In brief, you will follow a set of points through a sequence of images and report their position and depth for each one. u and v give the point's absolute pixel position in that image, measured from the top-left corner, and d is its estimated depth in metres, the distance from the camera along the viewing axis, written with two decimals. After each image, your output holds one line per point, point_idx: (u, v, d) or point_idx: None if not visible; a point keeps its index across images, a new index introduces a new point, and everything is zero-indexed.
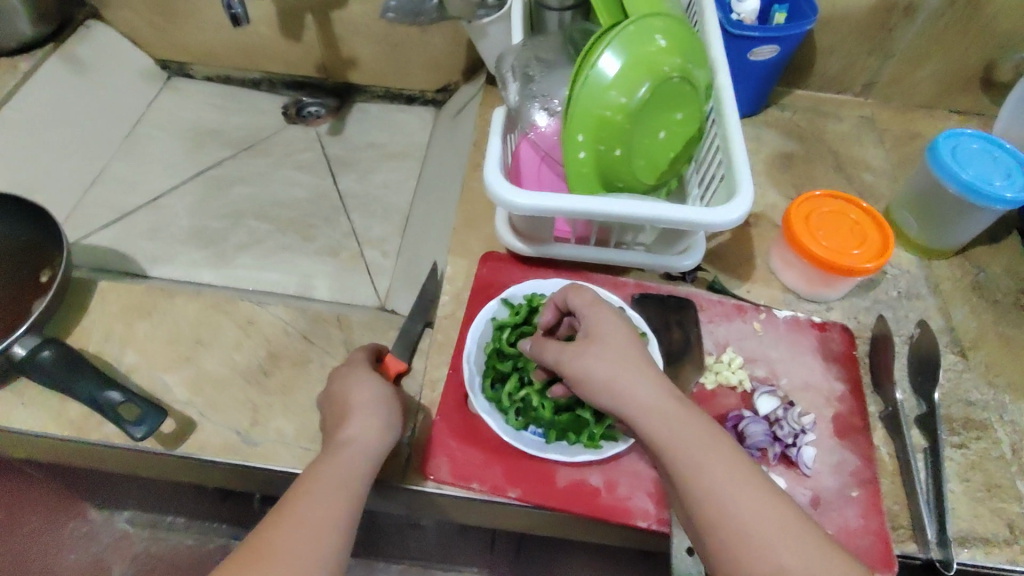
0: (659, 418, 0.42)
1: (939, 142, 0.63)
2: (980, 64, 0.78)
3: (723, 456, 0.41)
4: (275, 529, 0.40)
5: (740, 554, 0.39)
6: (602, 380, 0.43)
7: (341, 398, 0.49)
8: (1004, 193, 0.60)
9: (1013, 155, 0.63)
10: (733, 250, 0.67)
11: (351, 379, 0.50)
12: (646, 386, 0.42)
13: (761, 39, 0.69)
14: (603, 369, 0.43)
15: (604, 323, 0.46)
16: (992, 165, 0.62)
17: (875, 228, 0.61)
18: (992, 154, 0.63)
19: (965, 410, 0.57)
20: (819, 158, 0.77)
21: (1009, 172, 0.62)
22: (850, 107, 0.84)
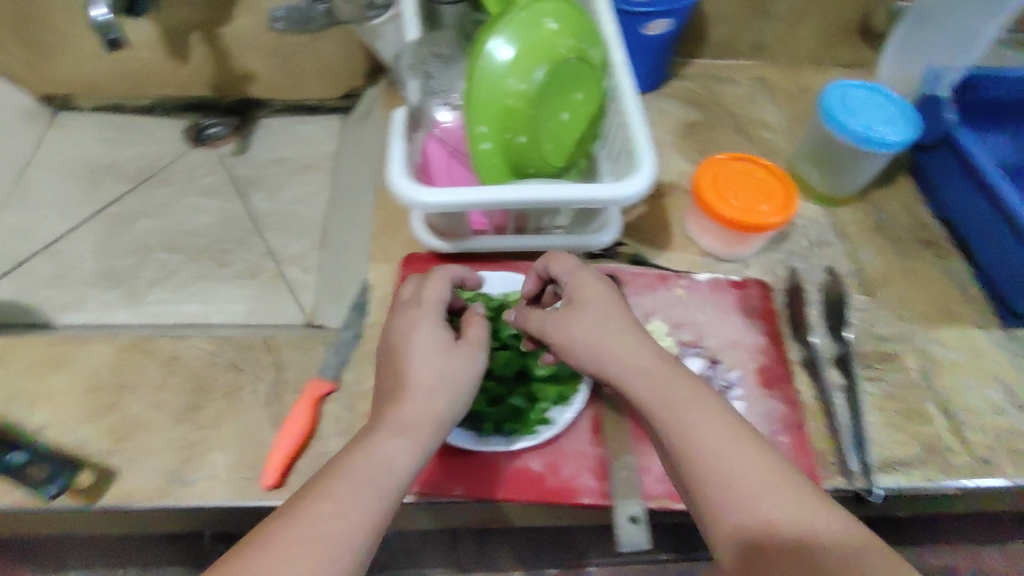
0: (647, 379, 0.43)
1: (827, 95, 0.66)
2: (855, 16, 0.82)
3: (709, 412, 0.42)
4: (282, 533, 0.38)
5: (721, 504, 0.39)
6: (586, 343, 0.45)
7: (399, 367, 0.44)
8: (887, 137, 0.63)
9: (897, 98, 0.67)
10: (650, 221, 0.68)
11: (414, 334, 0.45)
12: (630, 348, 0.44)
13: (652, 15, 0.71)
14: (585, 333, 0.45)
15: (590, 288, 0.47)
16: (876, 111, 0.66)
17: (779, 183, 0.63)
18: (879, 99, 0.67)
19: (878, 345, 0.61)
20: (720, 123, 0.80)
21: (895, 115, 0.65)
22: (742, 70, 0.87)
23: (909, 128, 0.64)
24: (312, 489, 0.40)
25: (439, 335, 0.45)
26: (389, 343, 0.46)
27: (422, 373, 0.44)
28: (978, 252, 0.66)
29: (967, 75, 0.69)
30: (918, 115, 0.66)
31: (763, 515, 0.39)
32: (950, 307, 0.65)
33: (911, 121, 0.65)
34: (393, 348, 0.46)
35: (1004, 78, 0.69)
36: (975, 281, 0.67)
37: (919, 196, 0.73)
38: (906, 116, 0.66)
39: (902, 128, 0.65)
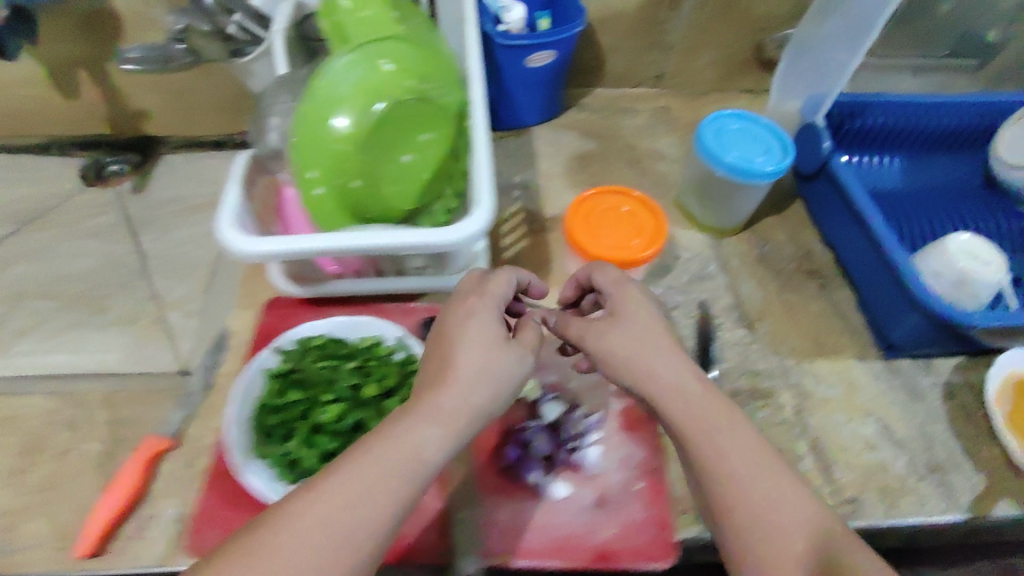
0: (679, 397, 0.43)
1: (703, 128, 0.65)
2: (749, 46, 0.83)
3: (742, 440, 0.42)
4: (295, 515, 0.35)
5: (751, 540, 0.39)
6: (623, 357, 0.45)
7: (448, 349, 0.43)
8: (764, 167, 0.62)
9: (773, 127, 0.66)
10: (531, 257, 0.67)
11: (467, 325, 0.44)
12: (671, 365, 0.44)
13: (533, 46, 0.70)
14: (625, 347, 0.45)
15: (632, 306, 0.47)
16: (752, 143, 0.65)
17: (650, 218, 0.62)
18: (754, 130, 0.66)
19: (751, 381, 0.59)
20: (615, 155, 0.79)
21: (768, 146, 0.65)
22: (644, 100, 0.87)
23: (781, 159, 0.64)
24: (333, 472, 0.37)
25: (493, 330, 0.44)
26: (439, 329, 0.45)
27: (465, 367, 0.42)
28: (857, 282, 0.66)
29: (853, 101, 0.72)
30: (792, 143, 0.65)
31: (779, 537, 0.39)
32: (827, 339, 0.64)
33: (784, 150, 0.64)
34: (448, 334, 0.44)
35: (888, 103, 0.72)
36: (856, 311, 0.66)
37: (808, 226, 0.73)
38: (781, 146, 0.65)
39: (776, 159, 0.64)
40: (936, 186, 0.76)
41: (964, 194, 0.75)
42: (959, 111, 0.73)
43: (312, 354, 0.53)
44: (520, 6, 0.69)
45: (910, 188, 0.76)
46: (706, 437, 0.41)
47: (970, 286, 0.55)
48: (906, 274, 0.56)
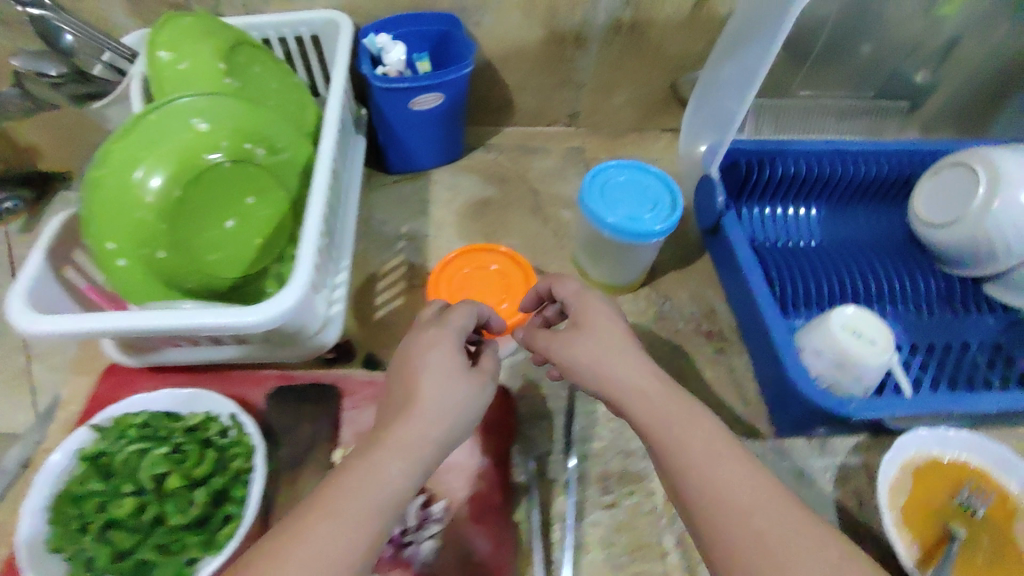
0: (637, 397, 0.40)
1: (587, 183, 0.61)
2: (665, 84, 0.78)
3: (703, 431, 0.38)
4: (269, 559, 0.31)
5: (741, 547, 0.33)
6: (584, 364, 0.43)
7: (409, 377, 0.40)
8: (653, 226, 0.57)
9: (663, 178, 0.61)
10: (404, 317, 0.62)
11: (428, 359, 0.42)
12: (627, 365, 0.41)
13: (418, 88, 0.65)
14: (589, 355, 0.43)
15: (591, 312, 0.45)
16: (641, 198, 0.60)
17: (522, 278, 0.57)
18: (642, 182, 0.61)
19: (624, 462, 0.55)
20: (517, 201, 0.74)
21: (656, 199, 0.60)
22: (558, 140, 0.82)
23: (669, 213, 0.59)
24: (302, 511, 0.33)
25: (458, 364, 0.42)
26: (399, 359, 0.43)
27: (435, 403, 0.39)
28: (751, 348, 0.61)
29: (760, 150, 0.67)
30: (682, 195, 0.60)
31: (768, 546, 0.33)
32: (715, 412, 0.60)
33: (673, 204, 0.59)
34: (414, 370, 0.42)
35: (800, 150, 0.68)
36: (751, 381, 0.61)
37: (712, 282, 0.68)
38: (671, 199, 0.60)
39: (665, 214, 0.59)
40: (855, 241, 0.70)
41: (884, 250, 0.69)
42: (875, 160, 0.69)
43: (127, 437, 0.49)
44: (400, 47, 0.65)
45: (827, 243, 0.70)
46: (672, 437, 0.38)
47: (847, 371, 0.50)
48: (781, 352, 0.51)
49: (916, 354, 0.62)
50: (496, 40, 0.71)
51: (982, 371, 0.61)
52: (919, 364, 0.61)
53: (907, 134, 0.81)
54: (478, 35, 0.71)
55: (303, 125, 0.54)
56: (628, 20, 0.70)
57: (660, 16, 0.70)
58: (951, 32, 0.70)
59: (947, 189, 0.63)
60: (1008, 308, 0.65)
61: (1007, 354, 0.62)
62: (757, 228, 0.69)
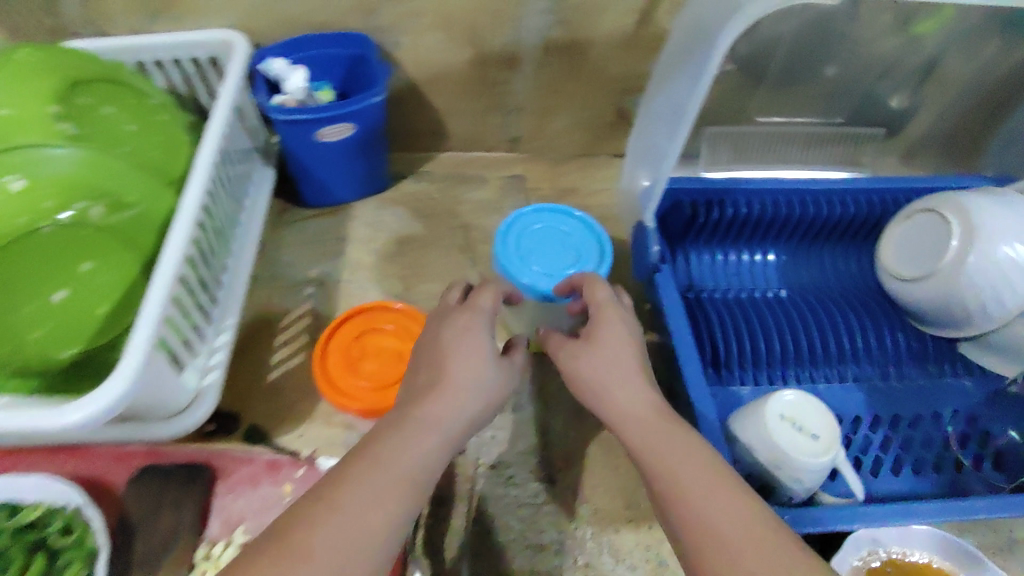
0: (638, 425, 0.41)
1: (500, 234, 0.53)
2: (611, 108, 0.71)
3: (700, 463, 0.38)
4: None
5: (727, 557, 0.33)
6: (594, 384, 0.44)
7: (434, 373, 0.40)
8: None
9: (588, 224, 0.55)
10: (298, 381, 0.55)
11: (447, 364, 0.40)
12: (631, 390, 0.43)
13: (323, 120, 0.58)
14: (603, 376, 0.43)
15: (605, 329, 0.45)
16: (564, 249, 0.53)
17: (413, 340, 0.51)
18: (565, 228, 0.54)
19: (532, 559, 0.48)
20: (442, 240, 0.67)
21: (581, 250, 0.53)
22: (496, 167, 0.75)
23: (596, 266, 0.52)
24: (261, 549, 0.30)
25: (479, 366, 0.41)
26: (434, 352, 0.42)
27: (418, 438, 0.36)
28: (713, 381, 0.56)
29: (707, 189, 0.60)
30: (609, 241, 0.54)
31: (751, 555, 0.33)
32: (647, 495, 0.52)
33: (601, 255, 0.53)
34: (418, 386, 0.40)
35: (751, 189, 0.60)
36: None
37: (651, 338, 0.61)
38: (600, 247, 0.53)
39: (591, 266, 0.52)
40: (819, 289, 0.63)
41: (852, 300, 0.61)
42: (839, 200, 0.61)
43: None
44: (300, 72, 0.58)
45: (787, 291, 0.62)
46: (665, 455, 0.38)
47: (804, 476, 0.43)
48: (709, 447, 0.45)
49: (878, 427, 0.55)
50: (417, 62, 0.64)
51: (953, 450, 0.54)
52: (879, 441, 0.54)
53: (885, 162, 0.72)
54: (397, 57, 0.63)
55: (161, 171, 0.48)
56: (563, 40, 0.62)
57: (599, 36, 0.62)
58: (930, 52, 0.61)
59: (918, 238, 0.55)
60: (986, 370, 0.57)
61: (984, 429, 0.55)
62: (705, 275, 0.62)
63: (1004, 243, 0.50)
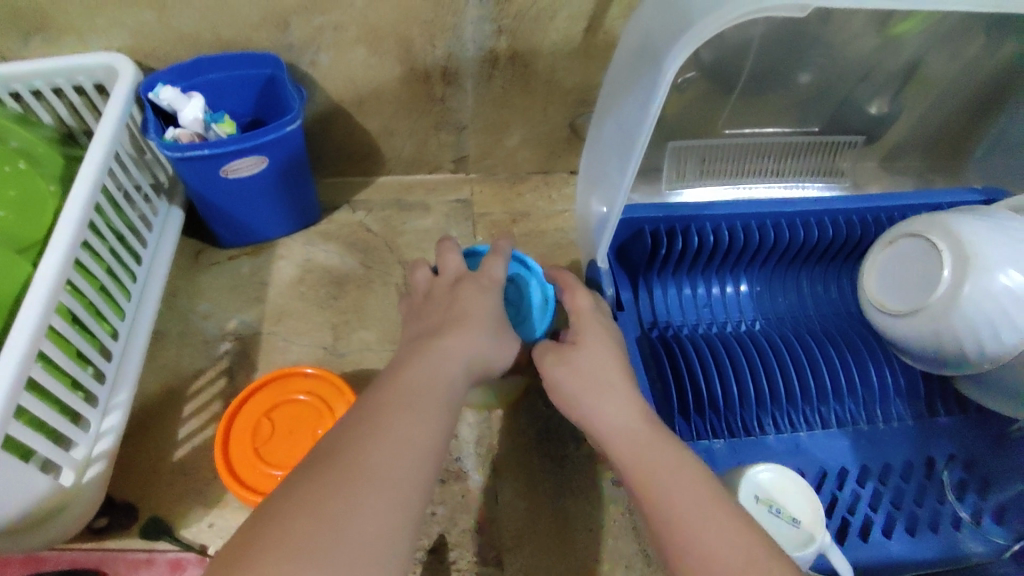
0: (623, 441, 0.34)
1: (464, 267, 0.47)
2: (565, 122, 0.63)
3: (693, 483, 0.31)
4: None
5: None
6: (578, 392, 0.37)
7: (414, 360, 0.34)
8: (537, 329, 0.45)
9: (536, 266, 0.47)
10: (209, 457, 0.48)
11: (434, 345, 0.35)
12: (616, 405, 0.36)
13: (228, 154, 0.50)
14: (593, 380, 0.37)
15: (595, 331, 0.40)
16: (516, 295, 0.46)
17: (322, 397, 0.45)
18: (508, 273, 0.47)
19: None
20: (380, 277, 0.60)
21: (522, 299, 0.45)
22: (442, 191, 0.67)
23: (539, 320, 0.45)
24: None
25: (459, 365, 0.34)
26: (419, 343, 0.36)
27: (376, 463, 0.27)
28: (713, 365, 0.51)
29: (669, 216, 0.53)
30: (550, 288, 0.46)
31: None
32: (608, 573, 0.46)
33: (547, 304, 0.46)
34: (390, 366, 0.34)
35: (719, 214, 0.54)
36: None
37: None
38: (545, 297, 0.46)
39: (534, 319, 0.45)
40: (796, 320, 0.56)
41: (833, 331, 0.55)
42: (816, 222, 0.55)
43: None
44: (195, 103, 0.50)
45: (760, 324, 0.56)
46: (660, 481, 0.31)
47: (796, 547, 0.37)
48: None
49: (866, 480, 0.49)
50: (342, 80, 0.56)
51: (949, 503, 0.48)
52: (867, 497, 0.48)
53: (864, 169, 0.66)
54: (317, 78, 0.56)
55: (9, 241, 0.41)
56: (504, 51, 0.55)
57: (545, 46, 0.55)
58: (911, 53, 0.55)
59: (903, 267, 0.49)
60: (981, 407, 0.52)
61: (982, 476, 0.49)
62: (670, 309, 0.56)
63: (999, 271, 0.45)
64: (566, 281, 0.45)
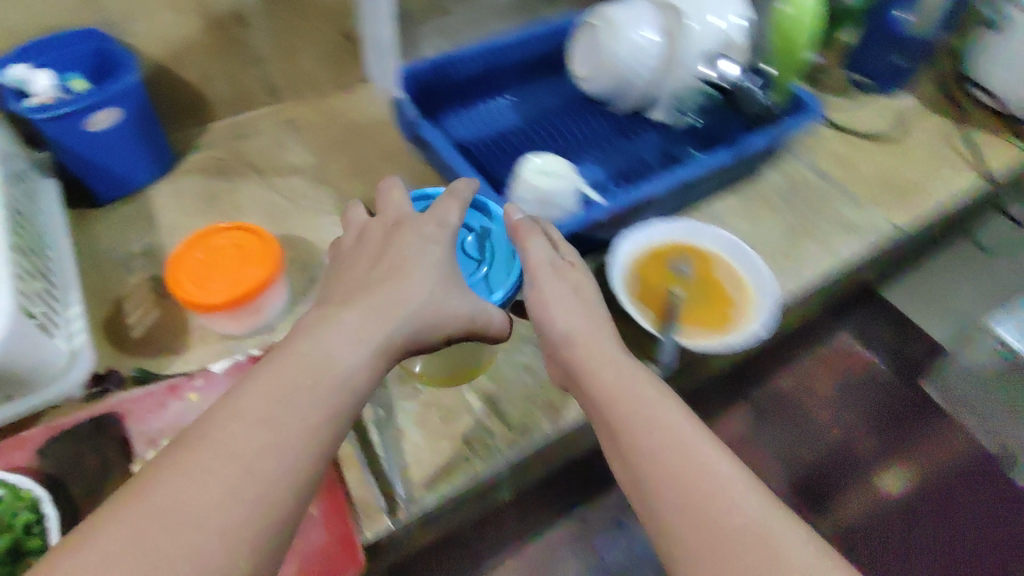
0: (599, 373, 0.46)
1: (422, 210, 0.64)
2: (346, 37, 0.82)
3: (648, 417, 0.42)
4: (200, 453, 0.33)
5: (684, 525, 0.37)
6: (550, 305, 0.52)
7: (393, 255, 0.49)
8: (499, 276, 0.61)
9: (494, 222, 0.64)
10: (165, 324, 0.62)
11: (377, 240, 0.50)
12: (588, 334, 0.49)
13: (87, 108, 0.62)
14: (557, 298, 0.52)
15: (532, 238, 0.55)
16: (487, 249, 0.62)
17: (244, 238, 0.60)
18: (468, 225, 0.64)
19: None
20: (244, 185, 0.76)
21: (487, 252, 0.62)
22: (267, 118, 0.83)
23: (498, 269, 0.61)
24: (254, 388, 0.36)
25: (416, 267, 0.48)
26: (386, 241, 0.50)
27: (336, 348, 0.40)
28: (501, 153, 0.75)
29: (435, 65, 0.73)
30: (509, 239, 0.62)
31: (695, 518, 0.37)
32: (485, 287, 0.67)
33: (510, 262, 0.61)
34: (367, 277, 0.47)
35: (471, 54, 0.76)
36: None
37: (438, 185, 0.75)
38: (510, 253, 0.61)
39: (499, 276, 0.61)
40: (545, 111, 0.81)
41: (571, 115, 0.81)
42: (532, 41, 0.79)
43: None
44: (46, 76, 0.62)
45: (525, 121, 0.80)
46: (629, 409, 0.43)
47: (553, 195, 0.60)
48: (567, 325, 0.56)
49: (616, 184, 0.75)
50: (155, 41, 0.71)
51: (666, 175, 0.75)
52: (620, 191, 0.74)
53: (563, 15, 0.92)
54: (135, 45, 0.70)
55: None
56: None
57: None
58: None
59: (593, 50, 0.76)
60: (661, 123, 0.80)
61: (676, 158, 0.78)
62: (463, 131, 0.77)
63: (638, 32, 0.72)
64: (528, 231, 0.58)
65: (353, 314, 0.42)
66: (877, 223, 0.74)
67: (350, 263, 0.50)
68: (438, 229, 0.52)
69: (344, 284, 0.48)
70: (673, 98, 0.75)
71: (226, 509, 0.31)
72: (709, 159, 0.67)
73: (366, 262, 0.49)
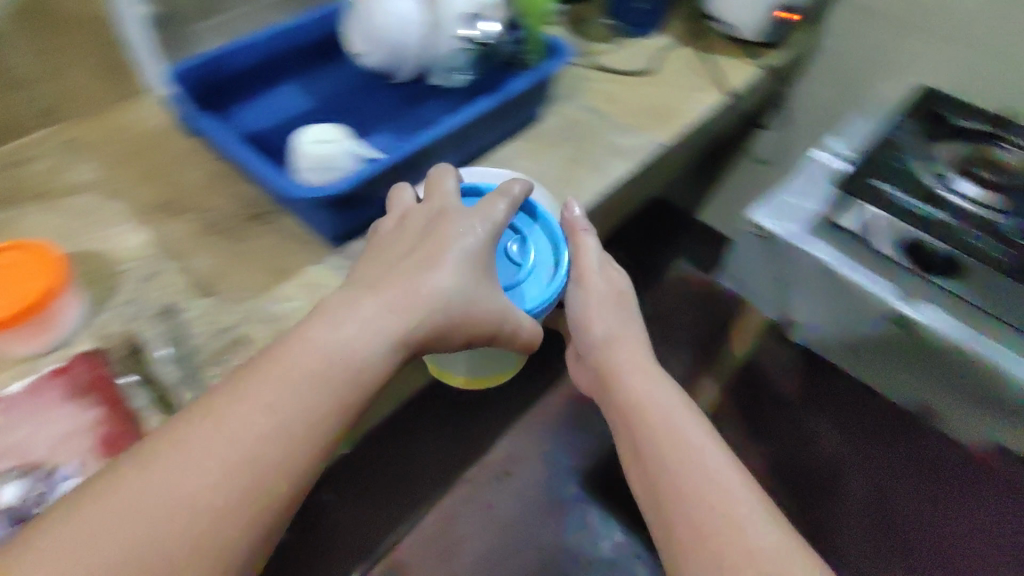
0: (637, 382, 0.65)
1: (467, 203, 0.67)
2: (113, 47, 0.80)
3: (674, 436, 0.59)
4: (193, 440, 0.42)
5: (693, 526, 0.52)
6: (592, 321, 0.70)
7: (439, 239, 0.56)
8: (539, 288, 0.65)
9: (546, 225, 0.68)
10: None
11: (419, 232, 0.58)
12: (628, 344, 0.69)
13: None
14: (603, 316, 0.70)
15: (585, 246, 0.71)
16: (533, 256, 0.67)
17: (20, 257, 0.58)
18: (515, 227, 0.68)
19: (221, 338, 0.61)
20: (27, 211, 0.72)
21: (531, 263, 0.66)
22: (44, 142, 0.80)
23: (535, 282, 0.66)
24: (246, 379, 0.46)
25: (443, 254, 0.55)
26: (427, 229, 0.58)
27: (353, 337, 0.49)
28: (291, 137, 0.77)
29: (210, 58, 0.74)
30: (564, 250, 0.67)
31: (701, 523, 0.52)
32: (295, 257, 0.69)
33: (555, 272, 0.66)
34: (398, 266, 0.55)
35: (247, 44, 0.77)
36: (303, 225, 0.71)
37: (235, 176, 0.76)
38: (556, 255, 0.67)
39: (541, 287, 0.66)
40: (332, 92, 0.84)
41: (359, 95, 0.85)
42: (308, 27, 0.82)
43: None
44: None
45: (314, 104, 0.82)
46: (660, 419, 0.60)
47: (336, 161, 0.64)
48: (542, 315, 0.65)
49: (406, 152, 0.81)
50: None
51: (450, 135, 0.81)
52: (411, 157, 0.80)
53: None
54: None
55: None
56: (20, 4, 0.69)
57: None
58: None
59: (362, 22, 0.78)
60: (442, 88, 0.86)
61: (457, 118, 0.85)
62: (252, 121, 0.79)
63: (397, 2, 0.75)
64: (583, 242, 0.71)
65: (371, 304, 0.51)
66: (642, 143, 0.84)
67: (391, 242, 0.59)
68: (481, 223, 0.58)
69: (375, 268, 0.56)
70: (441, 64, 0.81)
71: (208, 492, 0.41)
72: (478, 104, 0.73)
73: (404, 246, 0.57)
